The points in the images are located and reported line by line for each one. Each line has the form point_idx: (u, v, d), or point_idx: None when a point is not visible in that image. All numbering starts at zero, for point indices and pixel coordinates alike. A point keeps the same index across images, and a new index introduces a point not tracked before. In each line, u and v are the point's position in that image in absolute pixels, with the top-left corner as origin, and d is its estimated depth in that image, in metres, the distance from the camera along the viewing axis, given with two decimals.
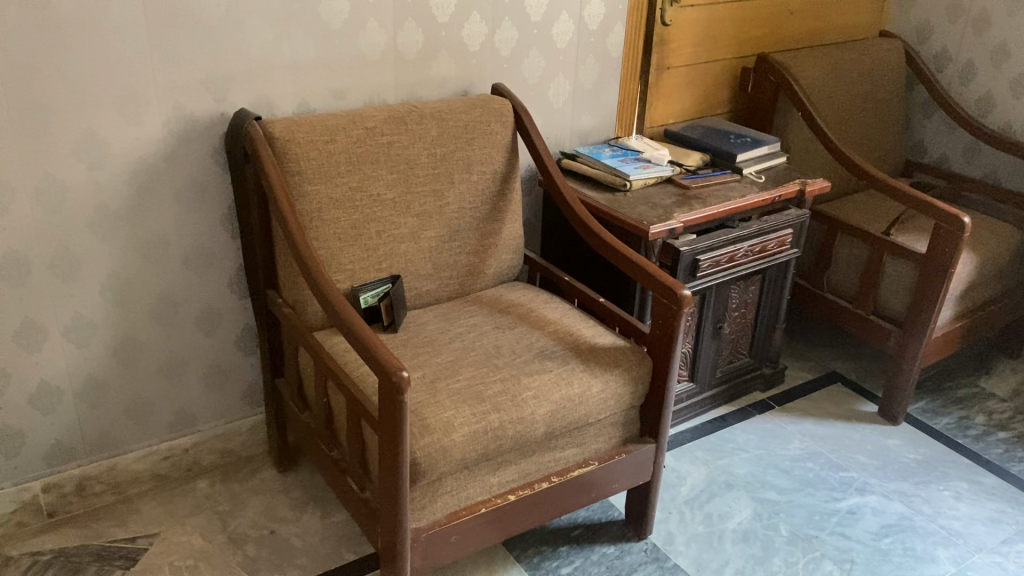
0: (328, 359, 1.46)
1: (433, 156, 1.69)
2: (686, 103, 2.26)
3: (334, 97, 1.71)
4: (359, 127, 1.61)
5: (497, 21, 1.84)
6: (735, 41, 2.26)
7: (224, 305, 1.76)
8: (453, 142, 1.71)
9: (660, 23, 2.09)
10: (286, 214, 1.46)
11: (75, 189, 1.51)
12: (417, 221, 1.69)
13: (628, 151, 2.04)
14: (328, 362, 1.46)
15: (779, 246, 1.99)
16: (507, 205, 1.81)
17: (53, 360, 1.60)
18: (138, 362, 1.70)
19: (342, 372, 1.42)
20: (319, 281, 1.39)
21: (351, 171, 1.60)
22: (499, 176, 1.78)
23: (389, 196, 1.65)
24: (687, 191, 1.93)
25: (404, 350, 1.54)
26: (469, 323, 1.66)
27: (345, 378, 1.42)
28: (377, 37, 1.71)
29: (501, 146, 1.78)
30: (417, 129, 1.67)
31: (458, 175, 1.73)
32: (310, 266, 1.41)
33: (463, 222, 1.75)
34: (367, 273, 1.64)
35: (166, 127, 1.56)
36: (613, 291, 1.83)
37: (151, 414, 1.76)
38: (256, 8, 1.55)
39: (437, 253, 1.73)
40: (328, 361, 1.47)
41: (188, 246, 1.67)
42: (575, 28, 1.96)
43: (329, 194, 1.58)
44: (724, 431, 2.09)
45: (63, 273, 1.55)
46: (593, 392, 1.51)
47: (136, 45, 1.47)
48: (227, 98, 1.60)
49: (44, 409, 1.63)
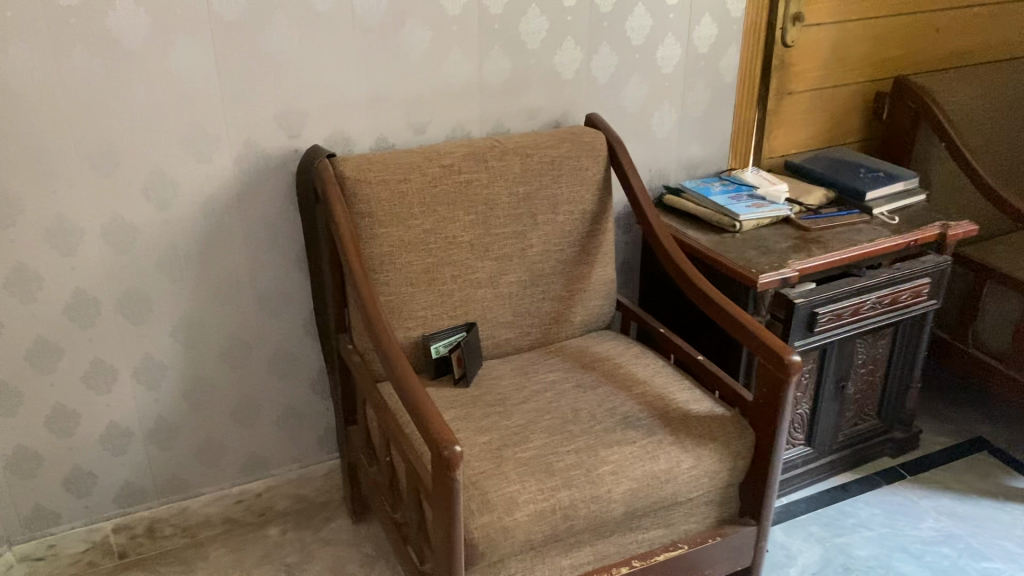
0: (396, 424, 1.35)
1: (515, 194, 1.55)
2: (812, 130, 2.01)
3: (414, 132, 1.61)
4: (435, 166, 1.50)
5: (592, 46, 1.69)
6: (870, 62, 2.01)
7: (299, 348, 1.68)
8: (538, 180, 1.57)
9: (781, 44, 1.87)
10: (350, 262, 1.36)
11: (144, 229, 1.46)
12: (496, 265, 1.56)
13: (740, 187, 1.85)
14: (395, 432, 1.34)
15: (914, 297, 1.74)
16: (598, 247, 1.65)
17: (122, 401, 1.56)
18: (208, 404, 1.64)
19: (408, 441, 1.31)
20: (380, 337, 1.28)
21: (425, 213, 1.49)
22: (590, 215, 1.63)
23: (467, 239, 1.53)
24: (806, 233, 1.71)
25: (474, 409, 1.41)
26: (549, 379, 1.50)
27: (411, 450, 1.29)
28: (460, 67, 1.59)
29: (592, 184, 1.62)
30: (501, 169, 1.54)
31: (543, 215, 1.58)
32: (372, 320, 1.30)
33: (548, 266, 1.61)
34: (441, 319, 1.54)
35: (236, 165, 1.49)
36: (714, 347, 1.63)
37: (222, 457, 1.70)
38: (330, 40, 1.47)
39: (518, 300, 1.60)
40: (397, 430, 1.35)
41: (260, 287, 1.60)
42: (682, 51, 1.79)
43: (400, 236, 1.48)
44: (845, 504, 1.85)
45: (132, 314, 1.51)
46: (683, 468, 1.33)
47: (204, 81, 1.41)
48: (302, 133, 1.52)
49: (114, 450, 1.60)
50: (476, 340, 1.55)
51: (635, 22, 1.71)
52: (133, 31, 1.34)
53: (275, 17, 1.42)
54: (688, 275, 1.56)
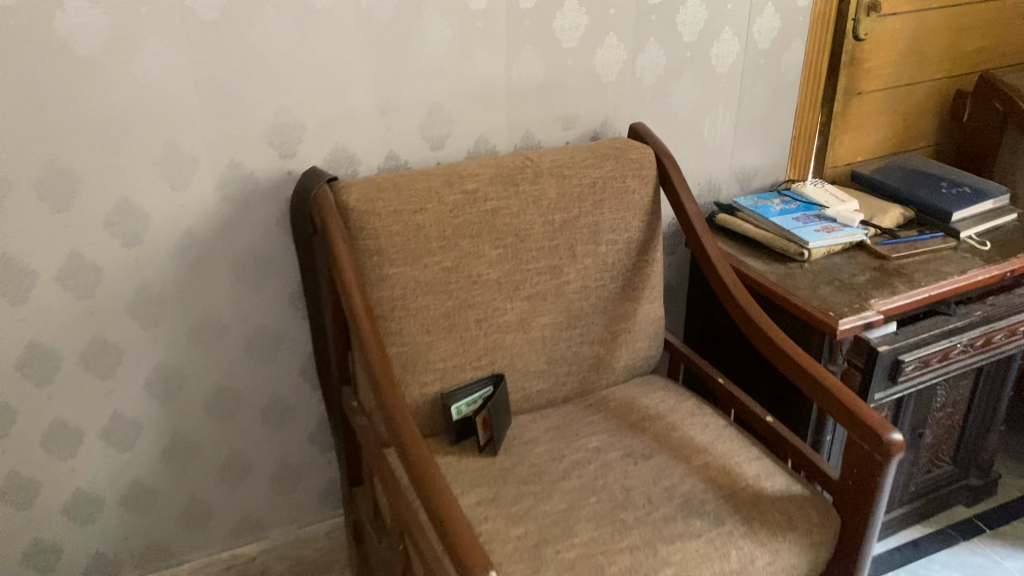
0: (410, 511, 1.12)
1: (550, 223, 1.31)
2: (881, 134, 1.76)
3: (430, 147, 1.36)
4: (457, 191, 1.25)
5: (639, 43, 1.44)
6: (948, 56, 1.75)
7: (296, 396, 1.45)
8: (577, 206, 1.33)
9: (852, 37, 1.61)
10: (355, 315, 1.12)
11: (110, 269, 1.22)
12: (527, 306, 1.32)
13: (804, 204, 1.60)
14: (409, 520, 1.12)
15: (1008, 337, 1.50)
16: (646, 281, 1.41)
17: (90, 465, 1.33)
18: (192, 464, 1.41)
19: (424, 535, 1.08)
20: (392, 413, 1.05)
21: (444, 248, 1.25)
22: (636, 245, 1.38)
23: (494, 278, 1.29)
24: (886, 262, 1.47)
25: (504, 488, 1.18)
26: (591, 445, 1.27)
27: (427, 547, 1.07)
28: (485, 71, 1.34)
29: (639, 208, 1.38)
30: (534, 194, 1.30)
31: (581, 247, 1.34)
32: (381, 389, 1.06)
33: (588, 306, 1.37)
34: (462, 372, 1.30)
35: (220, 191, 1.25)
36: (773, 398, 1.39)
37: (210, 521, 1.47)
38: (330, 41, 1.22)
39: (552, 346, 1.36)
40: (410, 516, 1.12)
41: (250, 330, 1.36)
42: (740, 47, 1.53)
43: (415, 276, 1.24)
44: (918, 566, 1.63)
45: (99, 368, 1.27)
46: (758, 567, 1.10)
47: (179, 92, 1.17)
48: (297, 151, 1.27)
49: (83, 520, 1.37)
50: (504, 397, 1.32)
51: (688, 15, 1.45)
52: (89, 33, 1.09)
53: (264, 13, 1.17)
54: (755, 318, 1.32)
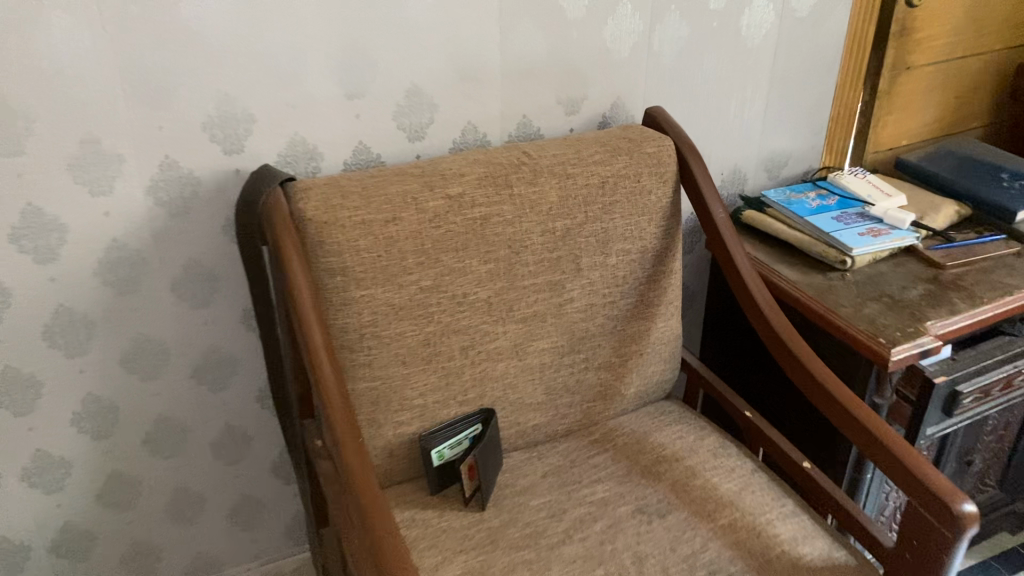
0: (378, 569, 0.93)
1: (549, 231, 1.10)
2: (929, 115, 1.54)
3: (407, 138, 1.14)
4: (438, 196, 1.04)
5: (658, 11, 1.21)
6: (1008, 25, 1.52)
7: (254, 424, 1.25)
8: (583, 211, 1.11)
9: (906, 4, 1.37)
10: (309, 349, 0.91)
11: (20, 290, 1.02)
12: (523, 329, 1.12)
13: (843, 199, 1.39)
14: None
15: None
16: (662, 296, 1.20)
17: (11, 512, 1.14)
18: (134, 504, 1.22)
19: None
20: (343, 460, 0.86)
21: (422, 265, 1.04)
22: (652, 254, 1.17)
23: (482, 297, 1.08)
24: (941, 272, 1.26)
25: (492, 556, 0.99)
26: (596, 497, 1.08)
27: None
28: (474, 47, 1.11)
29: (656, 212, 1.16)
30: (531, 197, 1.08)
31: (587, 259, 1.13)
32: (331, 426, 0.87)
33: (593, 326, 1.16)
34: (445, 408, 1.11)
35: (152, 195, 1.03)
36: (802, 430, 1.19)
37: (159, 562, 1.29)
38: (283, 13, 0.99)
39: (551, 374, 1.16)
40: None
41: (197, 354, 1.16)
42: (775, 16, 1.30)
43: (388, 299, 1.03)
44: None
45: (14, 404, 1.07)
46: None
47: (93, 78, 0.94)
48: (246, 146, 1.05)
49: (7, 570, 1.18)
50: (493, 437, 1.13)
51: None
52: None
53: None
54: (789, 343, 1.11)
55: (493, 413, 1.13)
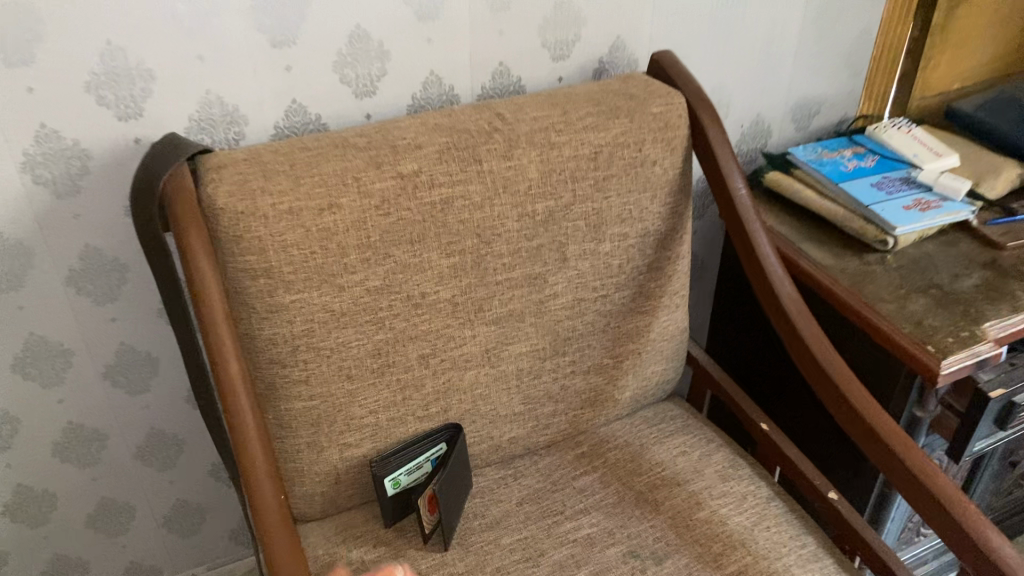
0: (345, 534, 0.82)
1: (527, 216, 0.89)
2: (990, 54, 1.29)
3: (353, 95, 0.92)
4: (386, 176, 0.83)
5: None
6: None
7: (185, 426, 1.08)
8: (569, 189, 0.90)
9: None
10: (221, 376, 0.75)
11: None
12: (495, 331, 0.93)
13: (885, 160, 1.16)
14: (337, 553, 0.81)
15: None
16: (666, 285, 1.00)
17: None
18: (48, 518, 1.06)
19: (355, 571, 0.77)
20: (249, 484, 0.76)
21: (367, 263, 0.84)
22: (655, 238, 0.97)
23: (444, 297, 0.89)
24: (1001, 255, 1.05)
25: None
26: (580, 534, 0.90)
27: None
28: None
29: (661, 188, 0.95)
30: (504, 174, 0.87)
31: (574, 247, 0.93)
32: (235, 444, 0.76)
33: (581, 324, 0.97)
34: (401, 425, 0.92)
35: (28, 173, 0.82)
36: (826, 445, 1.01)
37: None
38: None
39: (530, 380, 0.97)
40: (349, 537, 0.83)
41: (107, 354, 0.97)
42: None
43: (325, 304, 0.84)
44: None
45: None
46: None
47: None
48: (146, 110, 0.84)
49: None
50: (462, 458, 0.95)
51: None
52: None
53: None
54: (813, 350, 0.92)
55: (459, 431, 0.95)
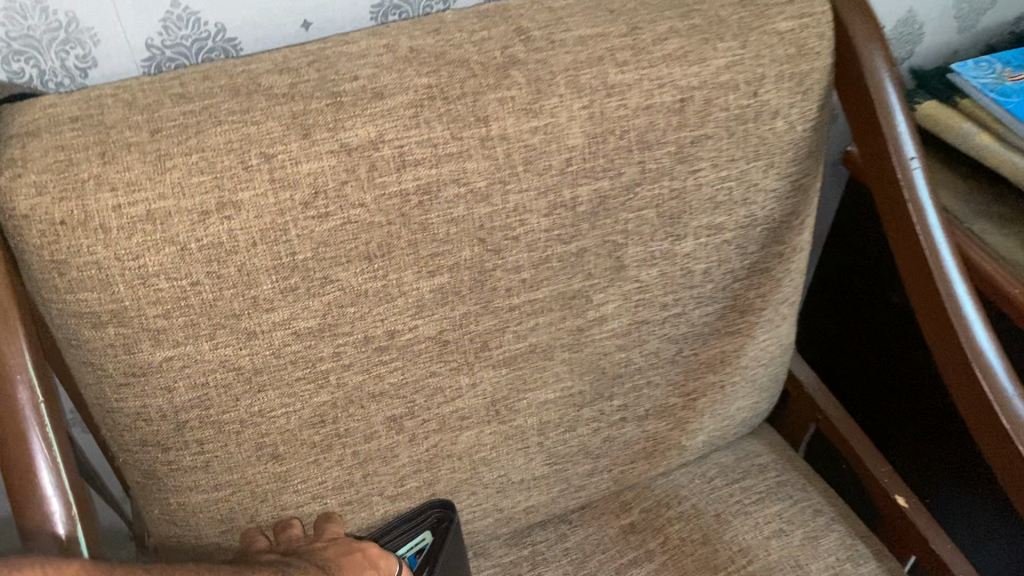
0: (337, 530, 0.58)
1: (562, 208, 0.53)
2: None
3: None
4: (320, 151, 0.47)
5: None
6: None
7: None
8: (636, 161, 0.54)
9: None
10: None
11: None
12: (506, 374, 0.60)
13: None
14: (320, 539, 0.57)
15: None
16: (769, 293, 0.66)
17: None
18: None
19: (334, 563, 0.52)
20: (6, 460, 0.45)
21: (290, 295, 0.50)
22: (761, 229, 0.61)
23: (425, 335, 0.55)
24: None
25: None
26: None
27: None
28: None
29: (780, 151, 0.58)
30: (525, 143, 0.51)
31: (635, 251, 0.58)
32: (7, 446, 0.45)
33: (640, 356, 0.64)
34: (364, 508, 0.62)
35: None
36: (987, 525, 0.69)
37: None
38: None
39: (558, 434, 0.65)
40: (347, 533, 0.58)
41: None
42: None
43: (225, 359, 0.51)
44: None
45: None
46: None
47: None
48: None
49: None
50: (453, 553, 0.63)
51: None
52: None
53: None
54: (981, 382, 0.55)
55: (447, 513, 0.63)
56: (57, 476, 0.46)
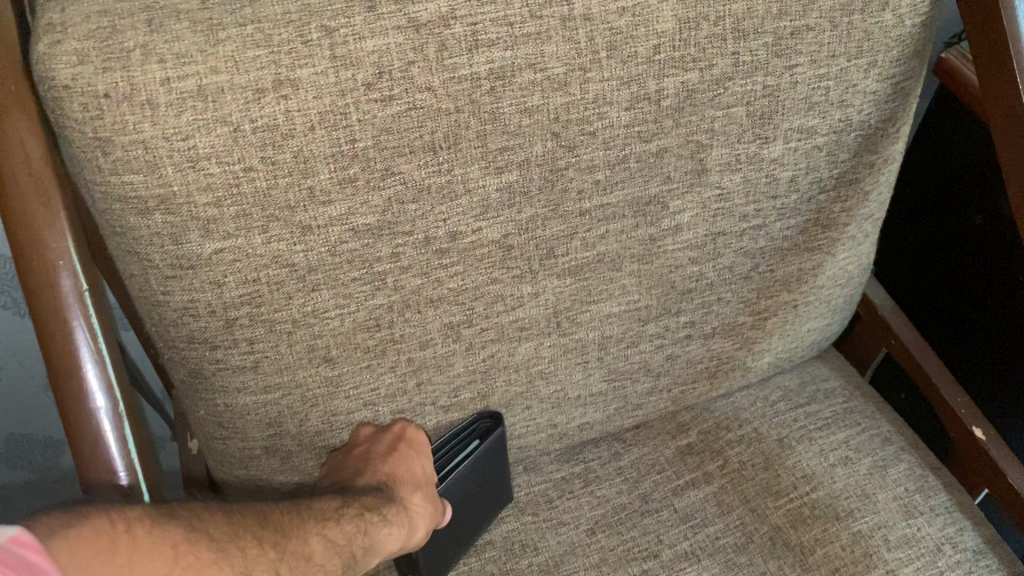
0: (379, 439, 0.57)
1: (646, 101, 0.49)
2: None
3: None
4: (386, 26, 0.43)
5: None
6: None
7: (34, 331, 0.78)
8: (728, 52, 0.49)
9: None
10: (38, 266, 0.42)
11: None
12: (572, 284, 0.56)
13: None
14: (403, 450, 0.57)
15: None
16: (856, 207, 0.61)
17: None
18: None
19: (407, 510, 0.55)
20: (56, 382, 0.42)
21: (349, 188, 0.46)
22: (856, 135, 0.56)
23: (488, 238, 0.51)
24: None
25: None
26: None
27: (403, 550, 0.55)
28: None
29: (883, 49, 0.53)
30: (610, 25, 0.45)
31: (719, 153, 0.53)
32: (53, 348, 0.42)
33: (712, 270, 0.60)
34: (415, 419, 0.59)
35: None
36: None
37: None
38: None
39: (620, 350, 0.62)
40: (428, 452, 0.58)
41: None
42: None
43: (278, 254, 0.47)
44: None
45: None
46: None
47: None
48: None
49: None
50: (492, 465, 0.62)
51: None
52: None
53: None
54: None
55: (498, 428, 0.61)
56: (111, 395, 0.43)
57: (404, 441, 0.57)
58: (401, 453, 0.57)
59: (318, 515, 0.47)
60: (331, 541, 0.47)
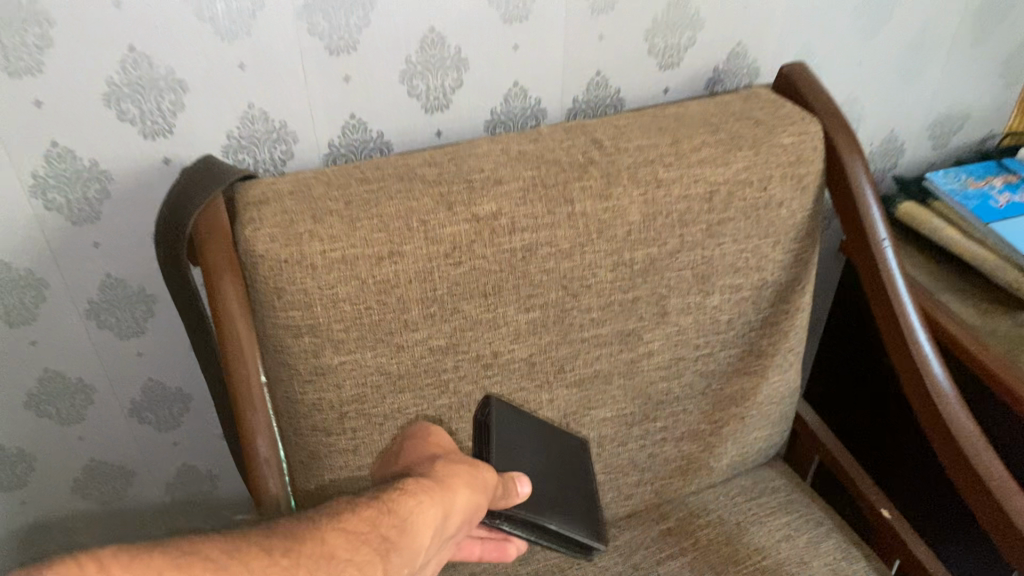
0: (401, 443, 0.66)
1: (624, 265, 0.74)
2: None
3: (424, 109, 0.78)
4: (459, 219, 0.68)
5: None
6: None
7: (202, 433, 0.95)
8: (677, 234, 0.74)
9: None
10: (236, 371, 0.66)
11: None
12: (577, 393, 0.79)
13: None
14: (415, 442, 0.65)
15: None
16: (779, 342, 0.85)
17: None
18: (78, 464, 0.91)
19: (436, 478, 0.55)
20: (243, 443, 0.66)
21: (429, 321, 0.70)
22: (772, 290, 0.81)
23: (519, 357, 0.75)
24: None
25: None
26: None
27: (449, 526, 0.54)
28: None
29: (783, 233, 0.79)
30: (599, 218, 0.71)
31: (676, 300, 0.78)
32: (242, 422, 0.65)
33: (678, 386, 0.83)
34: None
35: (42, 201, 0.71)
36: (955, 536, 0.86)
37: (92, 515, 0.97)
38: None
39: (613, 447, 0.83)
40: (444, 433, 0.65)
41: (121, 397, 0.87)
42: None
43: (381, 365, 0.71)
44: None
45: None
46: None
47: None
48: (177, 125, 0.70)
49: None
50: (509, 428, 0.70)
51: None
52: None
53: None
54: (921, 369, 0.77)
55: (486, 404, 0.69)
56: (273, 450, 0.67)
57: (412, 437, 0.66)
58: (412, 444, 0.65)
59: (330, 513, 0.48)
60: (352, 532, 0.47)
